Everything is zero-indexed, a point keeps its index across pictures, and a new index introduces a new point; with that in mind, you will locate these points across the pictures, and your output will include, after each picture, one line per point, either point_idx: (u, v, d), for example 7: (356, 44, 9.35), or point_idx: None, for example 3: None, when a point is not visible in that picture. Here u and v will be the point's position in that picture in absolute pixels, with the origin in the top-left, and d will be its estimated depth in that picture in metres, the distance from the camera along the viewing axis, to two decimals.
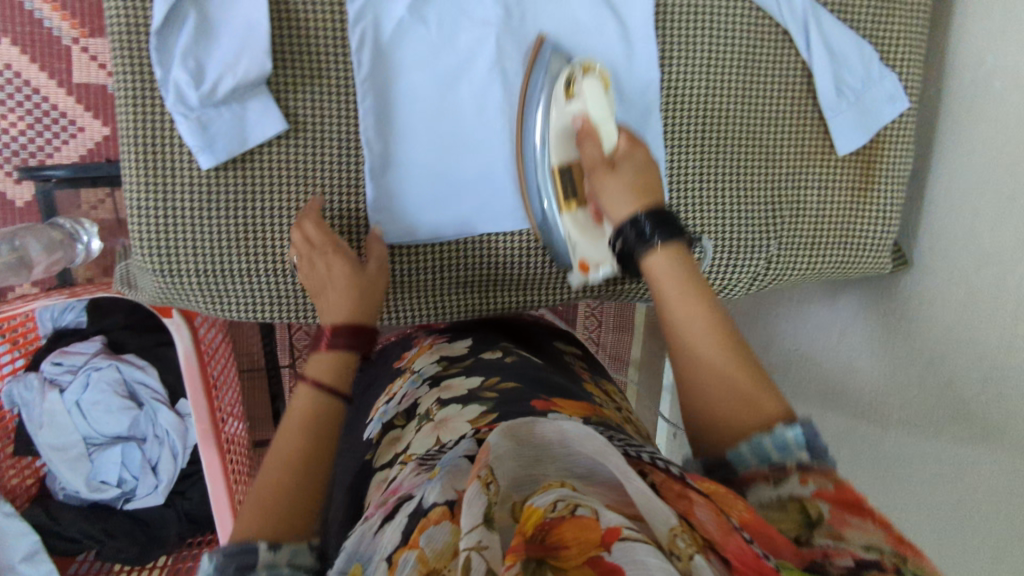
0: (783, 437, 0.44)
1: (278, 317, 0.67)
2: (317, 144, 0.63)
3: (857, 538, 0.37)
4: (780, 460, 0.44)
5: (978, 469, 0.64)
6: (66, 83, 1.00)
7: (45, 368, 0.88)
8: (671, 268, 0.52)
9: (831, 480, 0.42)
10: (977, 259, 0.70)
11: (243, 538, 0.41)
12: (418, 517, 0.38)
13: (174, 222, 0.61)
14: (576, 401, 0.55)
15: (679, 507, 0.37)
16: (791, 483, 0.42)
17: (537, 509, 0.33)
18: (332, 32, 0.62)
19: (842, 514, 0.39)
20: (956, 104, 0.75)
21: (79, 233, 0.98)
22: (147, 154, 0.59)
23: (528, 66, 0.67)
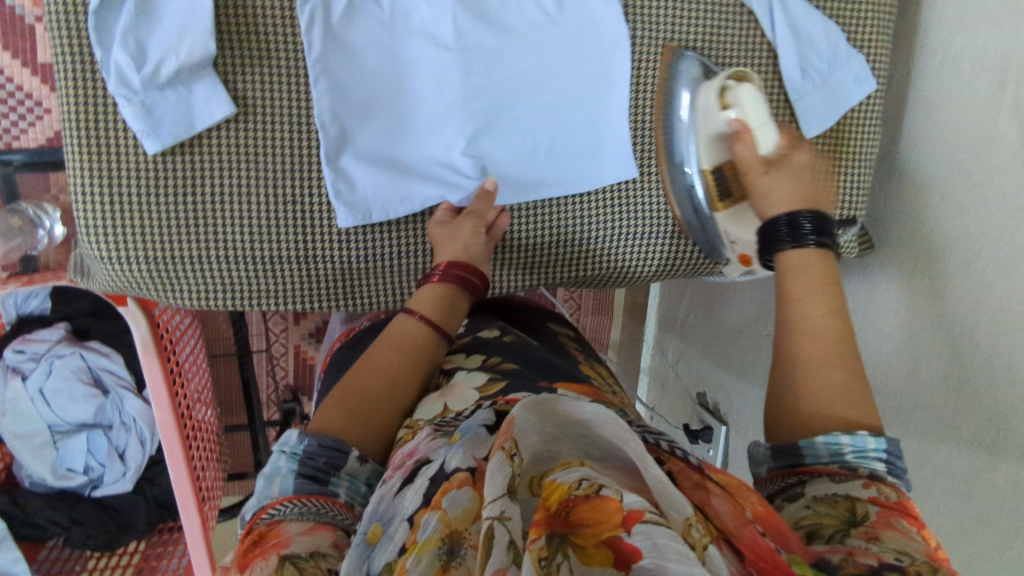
0: (864, 443, 0.45)
1: (233, 304, 0.66)
2: (267, 127, 0.62)
3: (892, 541, 0.38)
4: (854, 462, 0.45)
5: (938, 454, 0.66)
6: (30, 62, 0.98)
7: (7, 356, 0.87)
8: (816, 265, 0.53)
9: (896, 493, 0.43)
10: (942, 245, 0.69)
11: (335, 439, 0.47)
12: (438, 480, 0.38)
13: (118, 207, 0.59)
14: (577, 383, 0.55)
15: (695, 498, 0.37)
16: (853, 484, 0.43)
17: (560, 485, 0.33)
18: (281, 19, 0.61)
19: (892, 516, 0.40)
20: (924, 90, 0.74)
21: (41, 219, 0.97)
22: (90, 138, 0.58)
23: (666, 73, 0.69)
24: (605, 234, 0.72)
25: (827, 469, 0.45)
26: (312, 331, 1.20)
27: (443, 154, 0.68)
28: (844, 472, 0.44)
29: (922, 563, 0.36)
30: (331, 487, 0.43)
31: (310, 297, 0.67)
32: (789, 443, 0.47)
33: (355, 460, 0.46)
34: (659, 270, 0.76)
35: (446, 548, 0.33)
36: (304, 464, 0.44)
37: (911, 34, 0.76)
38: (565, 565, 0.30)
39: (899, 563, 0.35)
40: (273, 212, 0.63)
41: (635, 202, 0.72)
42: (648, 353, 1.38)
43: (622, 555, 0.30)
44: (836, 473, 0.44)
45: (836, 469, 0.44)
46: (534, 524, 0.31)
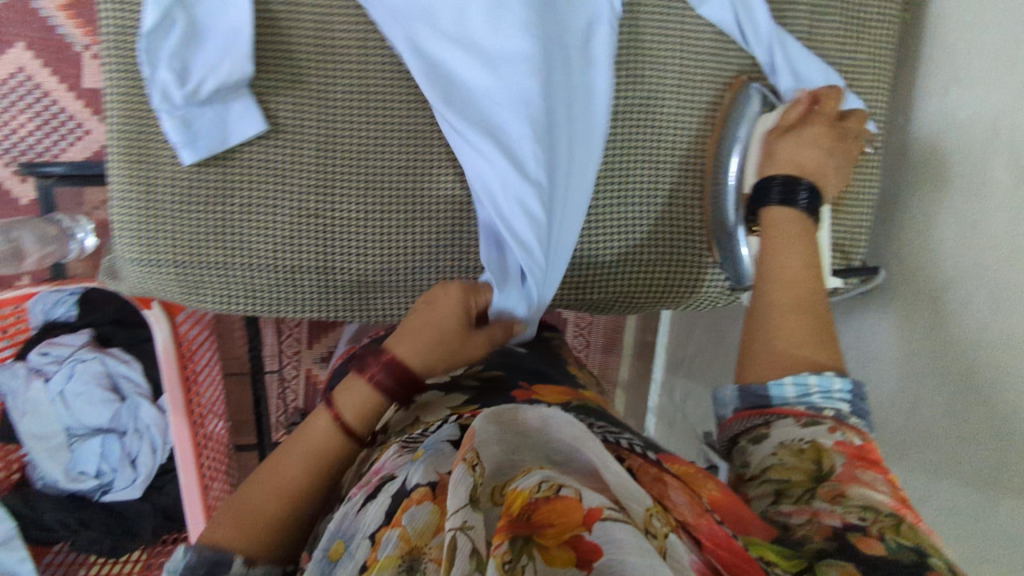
0: (831, 384, 0.51)
1: (252, 310, 0.69)
2: (295, 145, 0.66)
3: (856, 497, 0.41)
4: (821, 402, 0.50)
5: (941, 491, 0.66)
6: (75, 87, 1.10)
7: (32, 358, 0.90)
8: (798, 226, 0.63)
9: (859, 436, 0.47)
10: (941, 283, 0.70)
11: (217, 545, 0.44)
12: (400, 497, 0.39)
13: (155, 214, 0.64)
14: (555, 384, 0.58)
15: (654, 490, 0.40)
16: (819, 428, 0.48)
17: (521, 492, 0.34)
18: (313, 50, 0.65)
19: (855, 467, 0.44)
20: (921, 134, 0.76)
21: (74, 230, 1.01)
22: (132, 149, 0.63)
23: (732, 99, 0.73)
24: (612, 261, 0.75)
25: (794, 410, 0.50)
26: (324, 355, 1.22)
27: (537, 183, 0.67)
28: (809, 413, 0.50)
29: (884, 517, 0.39)
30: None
31: (326, 307, 0.70)
32: (761, 384, 0.53)
33: (240, 565, 0.43)
34: (666, 296, 0.78)
35: (406, 565, 0.35)
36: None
37: (909, 85, 0.80)
38: (530, 566, 0.31)
39: (862, 522, 0.39)
40: (296, 225, 0.67)
41: (647, 230, 0.74)
42: (657, 392, 1.39)
43: (584, 554, 0.32)
44: (805, 413, 0.49)
45: (802, 411, 0.50)
46: (497, 530, 0.32)
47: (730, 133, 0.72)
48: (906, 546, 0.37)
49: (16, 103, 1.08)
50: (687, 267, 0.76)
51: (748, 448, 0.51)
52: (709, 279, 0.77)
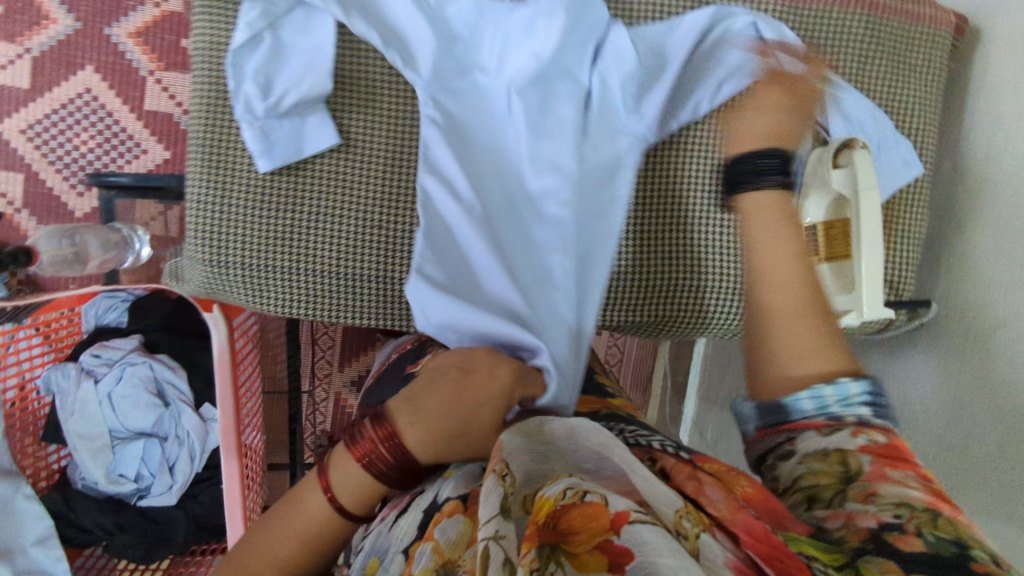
0: (847, 391, 0.48)
1: (308, 316, 0.71)
2: (362, 159, 0.69)
3: (890, 495, 0.40)
4: (840, 411, 0.47)
5: (997, 536, 0.64)
6: (137, 108, 1.15)
7: (84, 359, 0.92)
8: (777, 203, 0.58)
9: (884, 434, 0.45)
10: (994, 322, 0.70)
11: None
12: (432, 512, 0.42)
13: (226, 215, 0.67)
14: (589, 397, 0.64)
15: (688, 487, 0.41)
16: (841, 434, 0.46)
17: (548, 499, 0.34)
18: (385, 74, 0.69)
19: (883, 466, 0.43)
20: (971, 175, 0.77)
21: (132, 240, 1.04)
22: (211, 154, 0.66)
23: None
24: (655, 295, 0.74)
25: (812, 423, 0.48)
26: (354, 379, 1.24)
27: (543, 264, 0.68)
28: (830, 423, 0.47)
29: (920, 513, 0.38)
30: None
31: (380, 317, 0.71)
32: (773, 401, 0.50)
33: None
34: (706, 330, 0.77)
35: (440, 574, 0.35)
36: None
37: (955, 128, 0.81)
38: (558, 573, 0.31)
39: (898, 520, 0.38)
40: (356, 234, 0.69)
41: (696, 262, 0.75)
42: (686, 432, 1.37)
43: (616, 557, 0.32)
44: (822, 424, 0.47)
45: (823, 421, 0.47)
46: (525, 538, 0.32)
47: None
48: (946, 539, 0.36)
49: (79, 121, 1.14)
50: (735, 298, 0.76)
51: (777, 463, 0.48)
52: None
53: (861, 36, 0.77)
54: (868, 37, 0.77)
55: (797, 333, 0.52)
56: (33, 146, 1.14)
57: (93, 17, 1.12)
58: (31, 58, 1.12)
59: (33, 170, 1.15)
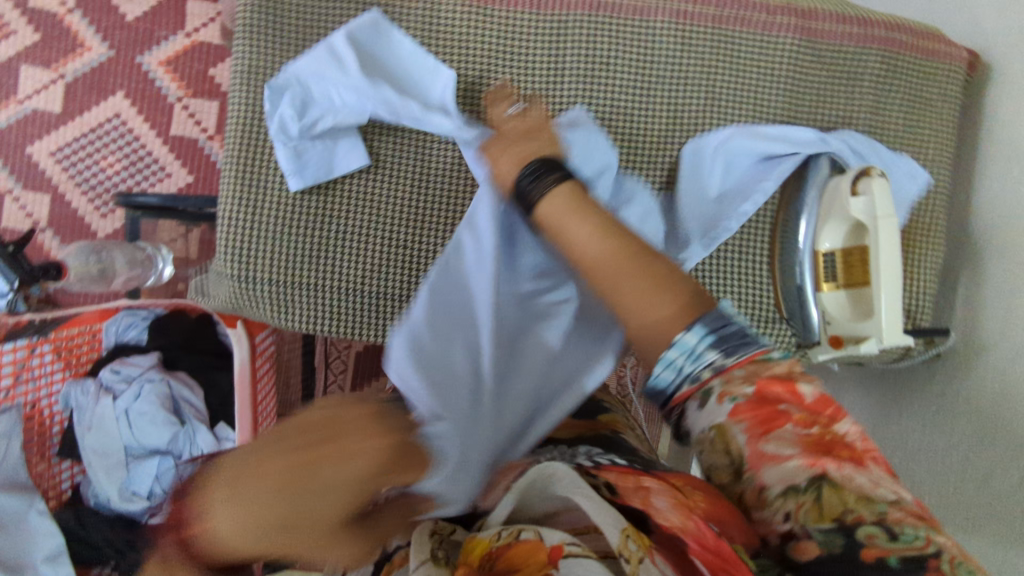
0: (689, 344, 0.45)
1: (332, 334, 0.71)
2: (390, 181, 0.71)
3: (773, 480, 0.40)
4: (695, 368, 0.45)
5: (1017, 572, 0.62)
6: (163, 133, 1.18)
7: (104, 375, 0.94)
8: (558, 205, 0.58)
9: (745, 383, 0.44)
10: (1012, 355, 0.69)
11: None
12: (383, 561, 0.47)
13: (257, 232, 0.68)
14: (575, 419, 0.64)
15: (636, 496, 0.43)
16: (711, 403, 0.44)
17: (483, 541, 0.43)
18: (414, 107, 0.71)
19: (757, 436, 0.42)
20: (987, 209, 0.77)
21: (156, 259, 1.06)
22: (245, 173, 0.68)
23: (799, 169, 0.76)
24: None
25: (683, 395, 0.46)
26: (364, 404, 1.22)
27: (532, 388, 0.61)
28: (694, 388, 0.45)
29: (806, 495, 0.39)
30: None
31: None
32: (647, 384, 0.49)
33: None
34: None
35: None
36: None
37: (970, 161, 0.81)
38: None
39: (789, 520, 0.39)
40: (382, 252, 0.70)
41: (719, 286, 0.76)
42: None
43: None
44: (693, 393, 0.45)
45: (690, 390, 0.45)
46: None
47: (798, 195, 0.76)
48: (831, 531, 0.37)
49: (107, 144, 1.17)
50: (755, 322, 0.76)
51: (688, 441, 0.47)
52: (777, 336, 0.77)
53: (875, 76, 0.78)
54: (884, 78, 0.78)
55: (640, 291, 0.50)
56: (59, 166, 1.17)
57: (125, 46, 1.17)
58: (64, 84, 1.16)
59: (59, 191, 1.17)
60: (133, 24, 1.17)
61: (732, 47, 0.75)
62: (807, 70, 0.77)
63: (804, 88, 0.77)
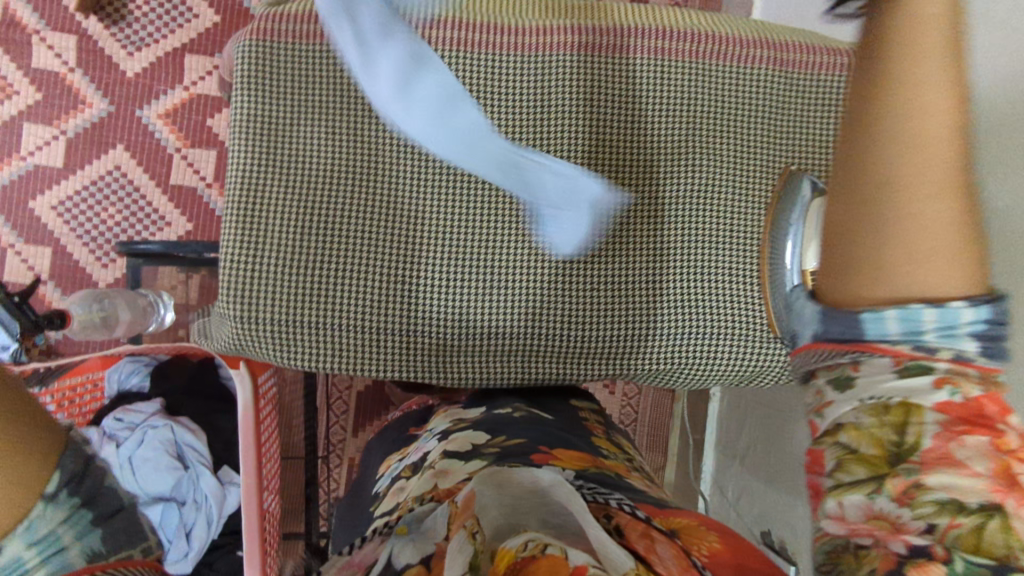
0: (958, 318, 0.37)
1: (336, 368, 0.72)
2: (384, 217, 0.73)
3: (936, 491, 0.37)
4: (937, 341, 0.38)
5: None
6: (163, 183, 1.21)
7: (107, 423, 0.94)
8: None
9: (976, 388, 0.39)
10: None
11: None
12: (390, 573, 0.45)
13: (260, 270, 0.70)
14: (575, 452, 0.63)
15: (642, 544, 0.48)
16: (919, 386, 0.40)
17: (510, 551, 0.45)
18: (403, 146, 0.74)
19: (955, 431, 0.38)
20: None
21: (157, 305, 1.08)
22: (244, 215, 0.71)
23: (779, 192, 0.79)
24: (668, 352, 0.76)
25: (893, 349, 0.39)
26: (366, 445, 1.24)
27: None
28: (913, 356, 0.39)
29: (969, 516, 0.36)
30: None
31: (404, 367, 0.73)
32: (849, 314, 0.39)
33: None
34: (719, 374, 0.78)
35: None
36: None
37: None
38: None
39: (927, 542, 0.37)
40: (382, 282, 0.72)
41: (710, 304, 0.77)
42: (706, 491, 1.33)
43: None
44: (910, 355, 0.39)
45: (904, 353, 0.39)
46: None
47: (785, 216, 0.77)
48: (982, 564, 0.35)
49: (108, 196, 1.20)
50: (749, 343, 0.77)
51: (828, 396, 0.43)
52: (772, 355, 0.77)
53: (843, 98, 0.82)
54: None
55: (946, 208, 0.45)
56: (61, 220, 1.19)
57: (126, 101, 1.20)
58: (65, 139, 1.19)
59: (61, 244, 1.19)
60: (131, 79, 1.20)
61: (705, 83, 0.80)
62: (780, 99, 0.81)
63: (782, 112, 0.81)
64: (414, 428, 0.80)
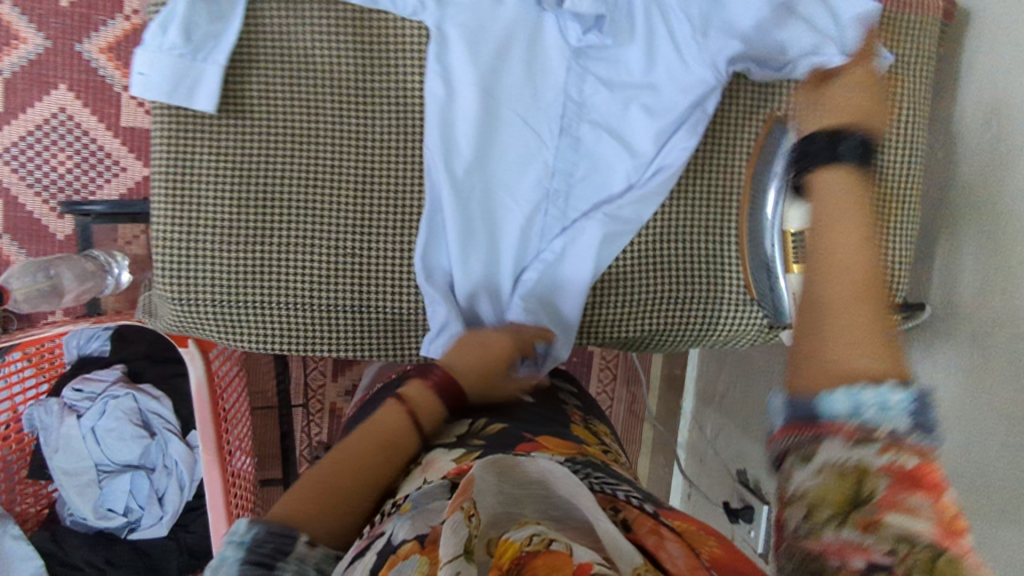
0: (888, 397, 0.41)
1: (287, 348, 0.68)
2: (325, 186, 0.66)
3: (899, 524, 0.37)
4: (877, 416, 0.41)
5: (988, 551, 0.58)
6: (113, 125, 1.12)
7: (67, 394, 0.91)
8: (841, 188, 0.55)
9: (917, 456, 0.39)
10: (988, 321, 0.64)
11: (285, 522, 0.45)
12: (386, 552, 0.40)
13: (197, 248, 0.65)
14: (562, 440, 0.58)
15: (649, 542, 0.42)
16: (869, 448, 0.39)
17: (514, 544, 0.37)
18: (339, 105, 0.67)
19: (901, 492, 0.38)
20: (968, 154, 0.70)
21: (110, 266, 1.03)
22: (172, 191, 0.65)
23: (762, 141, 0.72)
24: (652, 325, 0.73)
25: (844, 425, 0.41)
26: (349, 390, 1.17)
27: (589, 115, 0.71)
28: (861, 429, 0.40)
29: (921, 549, 0.36)
30: (278, 571, 0.41)
31: (361, 345, 0.69)
32: (807, 395, 0.44)
33: (303, 544, 0.43)
34: (697, 339, 0.75)
35: None
36: (251, 552, 0.41)
37: (945, 128, 0.75)
38: None
39: (890, 560, 0.36)
40: (332, 258, 0.66)
41: (684, 267, 0.73)
42: (686, 427, 1.33)
43: None
44: (855, 430, 0.40)
45: (853, 427, 0.41)
46: None
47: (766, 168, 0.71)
48: None
49: (55, 142, 1.11)
50: (724, 307, 0.74)
51: (793, 468, 0.42)
52: (747, 318, 0.74)
53: None
54: None
55: (858, 325, 0.47)
56: (8, 167, 1.11)
57: (62, 35, 1.09)
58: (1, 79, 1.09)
59: (12, 196, 1.11)
60: (67, 11, 1.09)
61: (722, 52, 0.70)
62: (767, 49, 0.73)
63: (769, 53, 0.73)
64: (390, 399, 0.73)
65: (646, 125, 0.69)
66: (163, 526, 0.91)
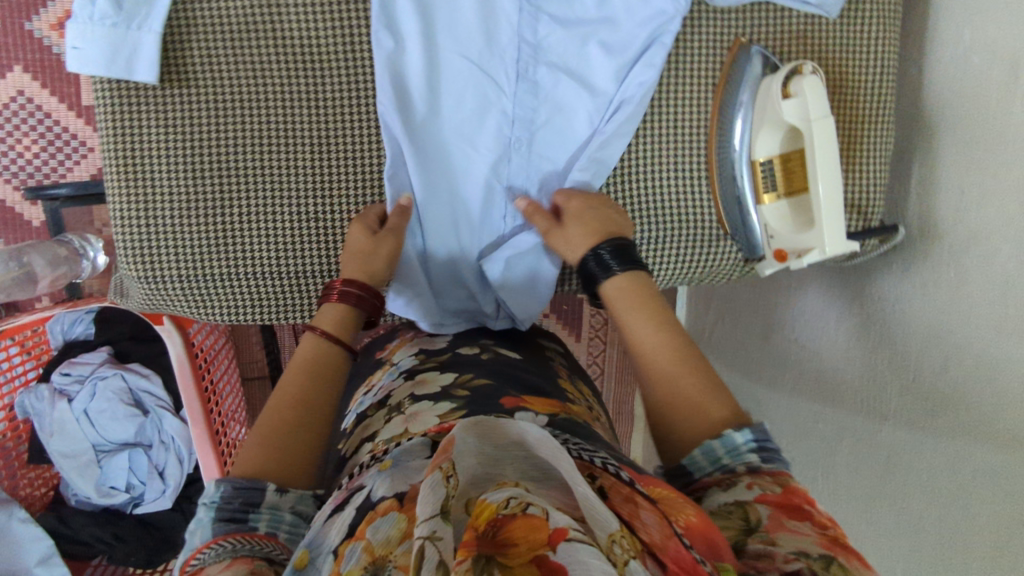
0: (733, 441, 0.47)
1: (259, 318, 0.68)
2: (280, 151, 0.65)
3: (789, 543, 0.39)
4: (731, 463, 0.47)
5: (956, 465, 0.60)
6: (74, 105, 1.09)
7: (56, 379, 0.92)
8: (623, 288, 0.60)
9: (777, 484, 0.44)
10: (964, 240, 0.64)
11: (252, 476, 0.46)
12: (366, 509, 0.39)
13: (156, 224, 0.64)
14: (546, 398, 0.55)
15: (624, 510, 0.38)
16: (738, 488, 0.45)
17: (489, 505, 0.33)
18: (285, 66, 0.65)
19: (781, 517, 0.41)
20: (943, 68, 0.68)
21: (86, 250, 1.03)
22: (125, 169, 0.64)
23: (728, 69, 0.70)
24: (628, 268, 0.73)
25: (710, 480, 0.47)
26: None
27: (545, 57, 0.68)
28: (726, 477, 0.46)
29: (817, 560, 0.37)
30: (251, 522, 0.43)
31: None
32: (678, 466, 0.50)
33: (273, 493, 0.45)
34: (676, 277, 0.75)
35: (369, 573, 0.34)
36: (220, 509, 0.43)
37: (918, 43, 0.73)
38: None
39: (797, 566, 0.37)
40: (293, 223, 0.65)
41: (658, 207, 0.71)
42: None
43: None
44: (716, 480, 0.47)
45: (719, 478, 0.47)
46: (462, 546, 0.31)
47: (732, 100, 0.70)
48: None
49: (17, 126, 1.08)
50: (700, 244, 0.73)
51: None
52: (725, 254, 0.74)
53: None
54: None
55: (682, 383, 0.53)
56: None
57: (10, 13, 1.05)
58: None
59: None
60: None
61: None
62: None
63: None
64: (381, 351, 0.72)
65: (605, 61, 0.67)
66: (167, 500, 0.94)
